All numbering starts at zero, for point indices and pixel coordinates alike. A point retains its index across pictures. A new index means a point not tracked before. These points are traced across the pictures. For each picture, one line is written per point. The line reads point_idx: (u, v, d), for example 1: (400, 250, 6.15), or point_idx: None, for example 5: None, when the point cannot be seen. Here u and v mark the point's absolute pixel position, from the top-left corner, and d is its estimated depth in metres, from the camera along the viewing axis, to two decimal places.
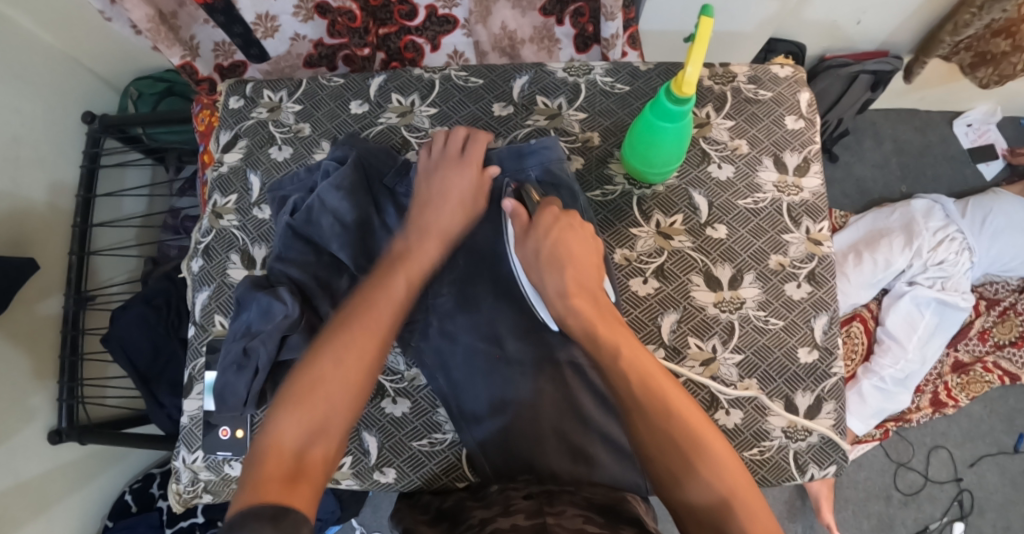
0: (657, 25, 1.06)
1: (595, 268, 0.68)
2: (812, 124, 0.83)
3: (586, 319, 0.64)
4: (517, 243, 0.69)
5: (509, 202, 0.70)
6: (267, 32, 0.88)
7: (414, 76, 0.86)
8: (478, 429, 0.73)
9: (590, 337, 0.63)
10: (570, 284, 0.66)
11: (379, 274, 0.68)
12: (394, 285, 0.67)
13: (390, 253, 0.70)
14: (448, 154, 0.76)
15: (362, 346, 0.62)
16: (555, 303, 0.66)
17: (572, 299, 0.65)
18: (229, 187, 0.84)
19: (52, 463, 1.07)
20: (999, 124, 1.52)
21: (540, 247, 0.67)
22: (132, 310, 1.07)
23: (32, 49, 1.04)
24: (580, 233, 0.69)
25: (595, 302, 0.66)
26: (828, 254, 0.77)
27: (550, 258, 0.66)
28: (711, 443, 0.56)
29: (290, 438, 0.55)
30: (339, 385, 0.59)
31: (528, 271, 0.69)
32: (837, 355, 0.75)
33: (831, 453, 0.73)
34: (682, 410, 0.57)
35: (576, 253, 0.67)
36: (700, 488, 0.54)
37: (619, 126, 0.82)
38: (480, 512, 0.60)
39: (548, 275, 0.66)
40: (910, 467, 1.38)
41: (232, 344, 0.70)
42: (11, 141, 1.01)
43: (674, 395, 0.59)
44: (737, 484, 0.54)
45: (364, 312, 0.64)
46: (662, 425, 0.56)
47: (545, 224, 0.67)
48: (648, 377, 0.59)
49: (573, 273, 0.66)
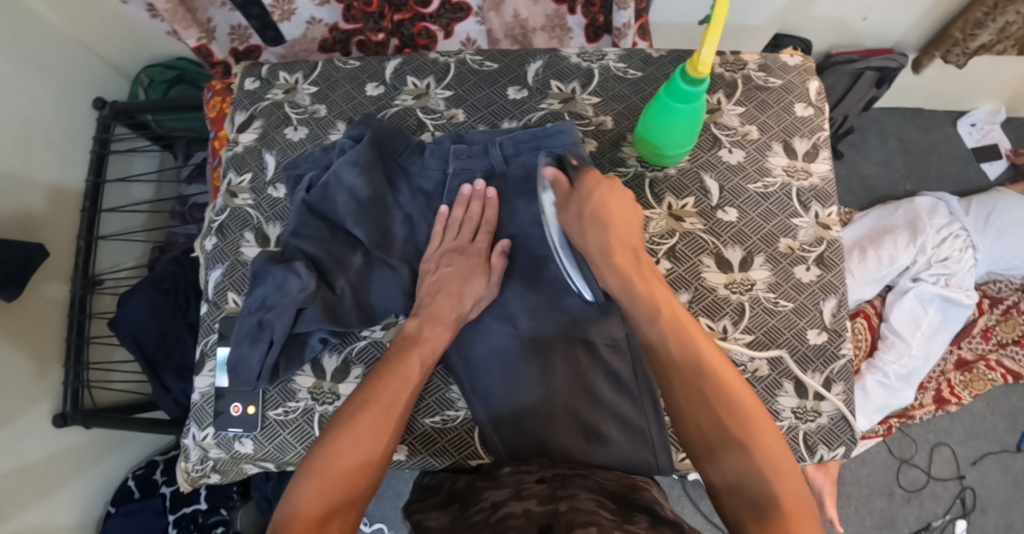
0: (668, 16, 1.07)
1: (636, 227, 0.69)
2: (821, 112, 0.84)
3: (623, 271, 0.65)
4: (560, 209, 0.70)
5: (550, 171, 0.71)
6: (284, 14, 0.90)
7: (430, 59, 0.87)
8: (490, 407, 0.74)
9: (630, 296, 0.63)
10: (611, 240, 0.66)
11: (392, 356, 0.68)
12: (409, 366, 0.67)
13: (402, 337, 0.70)
14: (460, 210, 0.76)
15: (377, 423, 0.62)
16: (598, 262, 0.66)
17: (612, 256, 0.65)
18: (244, 165, 0.85)
19: (55, 447, 1.06)
20: (1002, 125, 1.54)
21: (583, 210, 0.68)
22: (142, 292, 1.08)
23: (42, 33, 1.04)
24: (621, 194, 0.69)
25: (634, 258, 0.66)
26: (837, 238, 0.79)
27: (593, 215, 0.67)
28: (762, 424, 0.55)
29: (312, 510, 0.55)
30: (359, 461, 0.59)
31: (570, 234, 0.69)
32: (845, 337, 0.76)
33: (841, 434, 0.73)
34: (731, 385, 0.56)
35: (618, 212, 0.68)
36: (737, 473, 0.53)
37: (632, 111, 0.83)
38: (491, 495, 0.60)
39: (591, 232, 0.67)
40: (913, 464, 1.38)
41: (247, 317, 0.72)
42: (23, 124, 1.01)
43: (725, 371, 0.57)
44: (785, 467, 0.53)
45: (379, 387, 0.64)
46: (704, 402, 0.56)
47: (588, 188, 0.68)
48: (692, 357, 0.57)
49: (614, 231, 0.67)
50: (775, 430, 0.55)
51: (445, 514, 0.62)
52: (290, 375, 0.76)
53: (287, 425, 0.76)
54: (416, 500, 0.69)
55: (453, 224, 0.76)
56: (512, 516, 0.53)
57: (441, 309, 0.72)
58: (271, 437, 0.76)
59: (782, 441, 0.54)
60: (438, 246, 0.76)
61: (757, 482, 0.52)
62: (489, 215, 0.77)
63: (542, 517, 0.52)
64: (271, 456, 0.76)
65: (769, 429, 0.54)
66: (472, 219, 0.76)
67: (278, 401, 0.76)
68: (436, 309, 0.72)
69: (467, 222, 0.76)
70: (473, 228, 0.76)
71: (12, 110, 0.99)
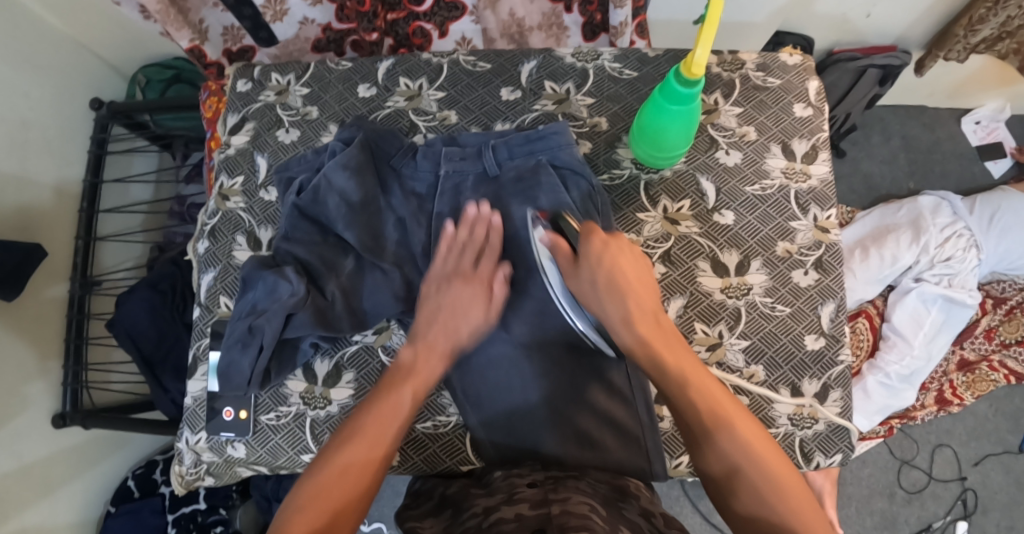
0: (666, 14, 1.06)
1: (651, 289, 0.67)
2: (820, 113, 0.83)
3: (649, 343, 0.63)
4: (570, 277, 0.65)
5: (548, 237, 0.67)
6: (276, 15, 0.89)
7: (424, 60, 0.86)
8: (481, 413, 0.74)
9: (657, 366, 0.62)
10: (632, 310, 0.64)
11: (384, 386, 0.67)
12: (400, 396, 0.66)
13: (394, 366, 0.68)
14: (461, 235, 0.72)
15: (367, 455, 0.61)
16: (622, 332, 0.64)
17: (636, 326, 0.63)
18: (236, 168, 0.84)
19: (53, 447, 1.06)
20: (1007, 122, 1.52)
21: (597, 277, 0.64)
22: (139, 294, 1.07)
23: (38, 33, 1.03)
24: (630, 254, 0.67)
25: (661, 329, 0.64)
26: (835, 242, 0.77)
27: (608, 285, 0.64)
28: (767, 451, 0.57)
29: None
30: (346, 493, 0.58)
31: (586, 303, 0.66)
32: (844, 343, 0.75)
33: (837, 441, 0.72)
34: (744, 420, 0.59)
35: (634, 277, 0.66)
36: (745, 486, 0.55)
37: (628, 112, 0.82)
38: (484, 500, 0.59)
39: (609, 301, 0.64)
40: (914, 465, 1.37)
41: (237, 322, 0.71)
42: (19, 125, 1.01)
43: (754, 440, 0.57)
44: (789, 485, 0.55)
45: (369, 419, 0.63)
46: (752, 463, 0.56)
47: (596, 252, 0.65)
48: (726, 418, 0.58)
49: (634, 299, 0.65)
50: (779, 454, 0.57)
51: (437, 521, 0.62)
52: (282, 380, 0.76)
53: (279, 430, 0.76)
54: (409, 507, 0.68)
55: (456, 246, 0.72)
56: (504, 520, 0.52)
57: (436, 338, 0.69)
58: (263, 441, 0.75)
59: (817, 508, 0.55)
60: (437, 276, 0.71)
61: (766, 506, 0.54)
62: (490, 237, 0.72)
63: (534, 522, 0.51)
64: (263, 460, 0.76)
65: (772, 450, 0.57)
66: (474, 244, 0.72)
67: (270, 406, 0.76)
68: (431, 338, 0.69)
69: (467, 239, 0.73)
70: (472, 244, 0.72)
71: (8, 112, 0.99)
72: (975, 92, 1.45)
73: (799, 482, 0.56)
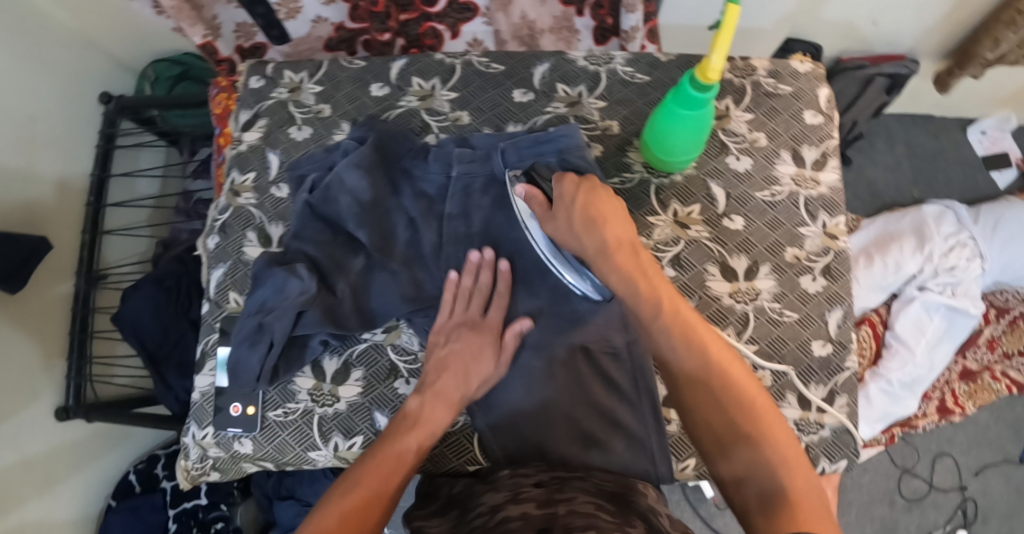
0: (676, 19, 1.06)
1: (628, 223, 0.67)
2: (830, 120, 0.83)
3: (624, 270, 0.63)
4: (547, 220, 0.69)
5: (522, 188, 0.71)
6: (290, 13, 0.89)
7: (436, 60, 0.86)
8: (489, 413, 0.74)
9: (634, 295, 0.61)
10: (607, 240, 0.64)
11: (388, 433, 0.65)
12: (404, 445, 0.64)
13: (400, 415, 0.67)
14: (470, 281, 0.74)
15: (369, 502, 0.57)
16: (598, 263, 0.65)
17: (610, 255, 0.64)
18: (247, 164, 0.85)
19: (56, 441, 1.06)
20: (1012, 132, 1.52)
21: (572, 216, 0.66)
22: (144, 290, 1.07)
23: (48, 27, 1.04)
24: (608, 194, 0.67)
25: (636, 258, 0.64)
26: (844, 248, 0.78)
27: (584, 220, 0.66)
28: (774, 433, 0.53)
29: None
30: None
31: (564, 241, 0.68)
32: (850, 349, 0.75)
33: (843, 447, 0.73)
34: (738, 380, 0.56)
35: (610, 212, 0.66)
36: (749, 470, 0.51)
37: (639, 116, 0.83)
38: (490, 499, 0.60)
39: (585, 235, 0.65)
40: (915, 473, 1.37)
41: (247, 319, 0.71)
42: (28, 120, 1.01)
43: (756, 417, 0.54)
44: (795, 465, 0.51)
45: (370, 466, 0.61)
46: (765, 456, 0.51)
47: (569, 192, 0.67)
48: (718, 379, 0.55)
49: (610, 231, 0.65)
50: (787, 432, 0.53)
51: (444, 520, 0.62)
52: (290, 377, 0.76)
53: (286, 426, 0.76)
54: (415, 507, 0.68)
55: (462, 295, 0.74)
56: (511, 519, 0.53)
57: (445, 387, 0.69)
58: (271, 437, 0.76)
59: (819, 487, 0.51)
60: (445, 323, 0.73)
61: (768, 479, 0.50)
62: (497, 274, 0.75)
63: (540, 520, 0.51)
64: (270, 456, 0.76)
65: (779, 427, 0.53)
66: (482, 290, 0.74)
67: (278, 402, 0.76)
68: (440, 387, 0.69)
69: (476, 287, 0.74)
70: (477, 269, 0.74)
71: (17, 107, 0.99)
72: (980, 102, 1.46)
73: (806, 463, 0.52)
